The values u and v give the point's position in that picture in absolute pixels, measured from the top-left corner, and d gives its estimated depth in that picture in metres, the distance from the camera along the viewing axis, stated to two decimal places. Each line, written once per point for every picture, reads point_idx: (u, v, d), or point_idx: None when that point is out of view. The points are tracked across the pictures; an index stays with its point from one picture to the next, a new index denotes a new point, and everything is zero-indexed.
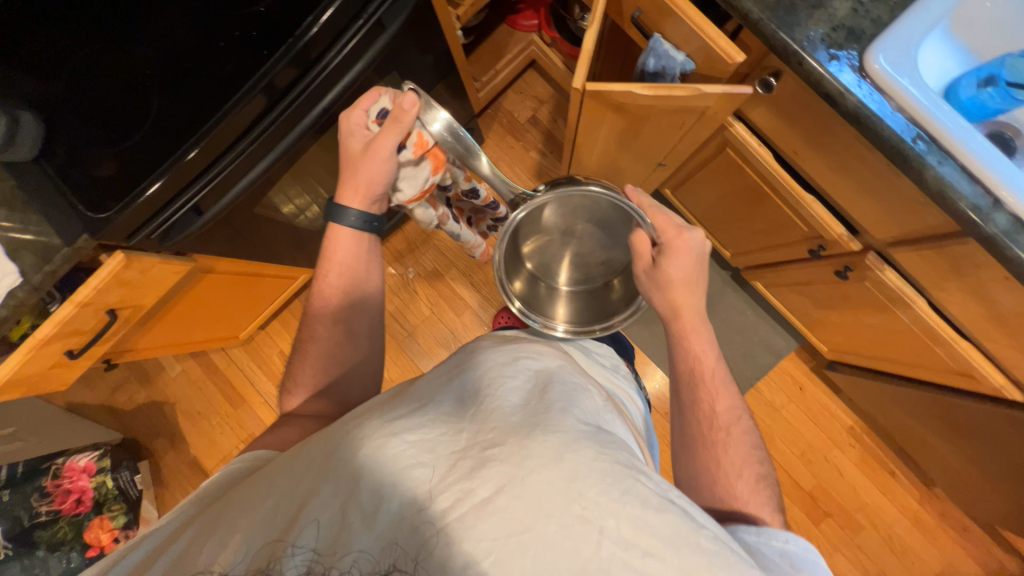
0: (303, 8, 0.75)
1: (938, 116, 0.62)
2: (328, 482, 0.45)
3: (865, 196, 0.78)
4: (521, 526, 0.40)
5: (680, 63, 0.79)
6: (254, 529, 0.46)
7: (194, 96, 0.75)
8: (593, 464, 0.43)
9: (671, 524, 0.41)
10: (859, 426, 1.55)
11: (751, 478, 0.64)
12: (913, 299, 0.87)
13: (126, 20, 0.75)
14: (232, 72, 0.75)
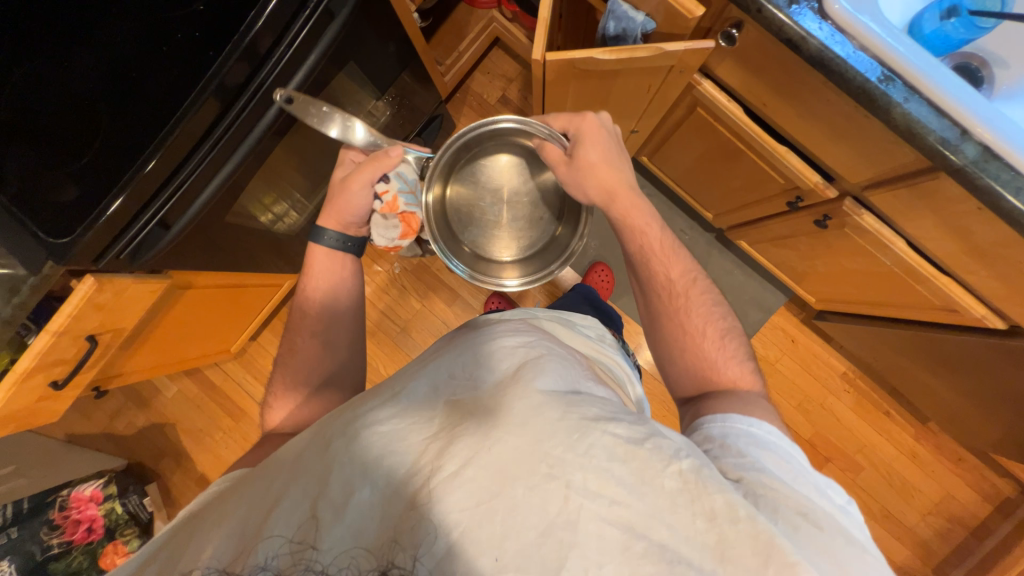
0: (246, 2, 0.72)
1: (901, 52, 0.61)
2: (304, 476, 0.47)
3: (836, 142, 0.78)
4: (492, 492, 0.42)
5: (640, 23, 0.77)
6: (233, 530, 0.47)
7: (143, 107, 0.73)
8: (558, 423, 0.45)
9: (635, 470, 0.44)
10: (852, 371, 1.58)
11: (715, 335, 0.76)
12: (892, 241, 0.87)
13: (61, 34, 0.71)
14: (179, 78, 0.72)
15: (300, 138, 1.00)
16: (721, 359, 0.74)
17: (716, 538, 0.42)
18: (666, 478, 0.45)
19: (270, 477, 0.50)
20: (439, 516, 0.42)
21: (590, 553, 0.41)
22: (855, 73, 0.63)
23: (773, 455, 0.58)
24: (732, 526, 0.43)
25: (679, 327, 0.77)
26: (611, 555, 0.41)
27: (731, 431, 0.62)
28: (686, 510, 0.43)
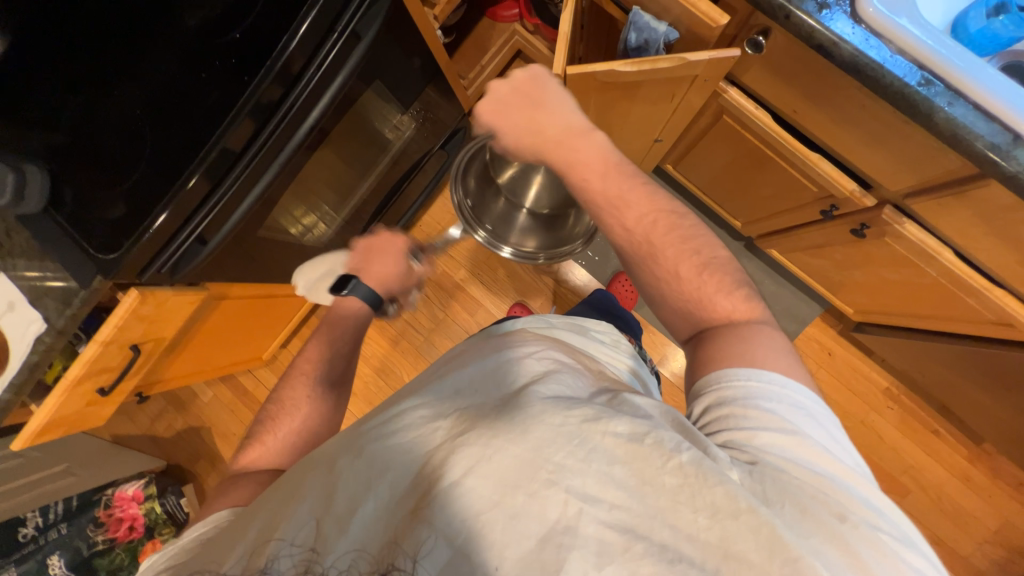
0: (278, 28, 0.75)
1: (943, 54, 0.58)
2: (316, 487, 0.48)
3: (874, 149, 0.74)
4: (489, 498, 0.42)
5: (663, 33, 0.76)
6: (250, 538, 0.48)
7: (184, 131, 0.77)
8: (558, 427, 0.44)
9: (636, 471, 0.43)
10: (896, 387, 1.49)
11: (692, 270, 0.64)
12: (938, 251, 0.82)
13: (113, 66, 0.77)
14: (218, 102, 0.76)
15: (329, 153, 1.03)
16: (711, 293, 0.63)
17: (720, 536, 0.40)
18: (667, 477, 0.43)
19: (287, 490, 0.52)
20: (438, 520, 0.42)
21: (590, 557, 0.39)
22: (892, 77, 0.60)
23: (772, 415, 0.51)
24: (738, 525, 0.41)
25: (666, 279, 0.65)
26: (610, 558, 0.39)
27: (725, 399, 0.54)
28: (689, 512, 0.41)
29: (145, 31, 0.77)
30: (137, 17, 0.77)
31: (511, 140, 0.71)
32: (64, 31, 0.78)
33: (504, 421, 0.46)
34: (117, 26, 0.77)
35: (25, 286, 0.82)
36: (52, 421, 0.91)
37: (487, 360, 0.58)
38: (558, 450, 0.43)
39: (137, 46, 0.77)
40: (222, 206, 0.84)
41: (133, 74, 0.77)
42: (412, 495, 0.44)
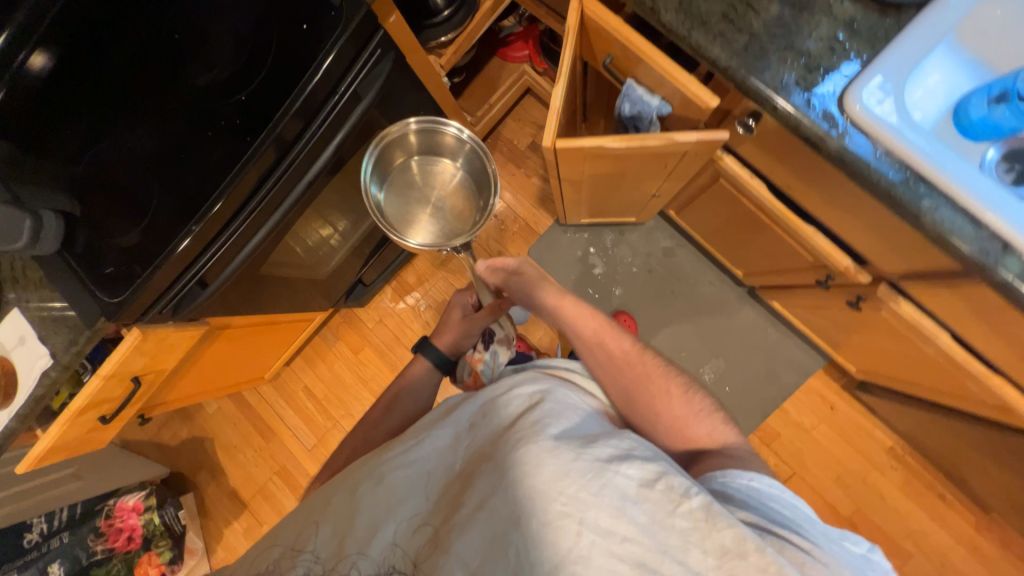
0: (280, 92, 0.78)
1: (930, 157, 0.57)
2: (386, 511, 0.62)
3: (866, 231, 0.73)
4: (513, 521, 0.54)
5: (655, 106, 0.77)
6: (334, 543, 0.62)
7: (188, 186, 0.81)
8: (574, 466, 0.55)
9: (648, 510, 0.54)
10: (901, 446, 1.44)
11: (679, 391, 0.79)
12: (934, 333, 0.80)
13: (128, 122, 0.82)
14: (220, 159, 0.80)
15: (335, 193, 1.05)
16: (695, 416, 0.78)
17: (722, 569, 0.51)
18: (676, 517, 0.53)
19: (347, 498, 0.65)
20: (488, 541, 0.55)
21: None
22: (880, 176, 0.59)
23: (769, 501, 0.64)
24: (728, 556, 0.51)
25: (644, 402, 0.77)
26: None
27: (732, 484, 0.66)
28: (682, 543, 0.52)
29: (155, 86, 0.79)
30: (145, 71, 0.79)
31: (525, 296, 0.91)
32: (72, 79, 0.79)
33: (520, 456, 0.58)
34: (127, 80, 0.79)
35: (37, 322, 0.88)
36: (54, 447, 0.95)
37: (509, 399, 0.67)
38: (566, 484, 0.54)
39: (146, 99, 0.79)
40: (222, 254, 0.88)
41: (146, 127, 0.80)
42: (456, 514, 0.58)
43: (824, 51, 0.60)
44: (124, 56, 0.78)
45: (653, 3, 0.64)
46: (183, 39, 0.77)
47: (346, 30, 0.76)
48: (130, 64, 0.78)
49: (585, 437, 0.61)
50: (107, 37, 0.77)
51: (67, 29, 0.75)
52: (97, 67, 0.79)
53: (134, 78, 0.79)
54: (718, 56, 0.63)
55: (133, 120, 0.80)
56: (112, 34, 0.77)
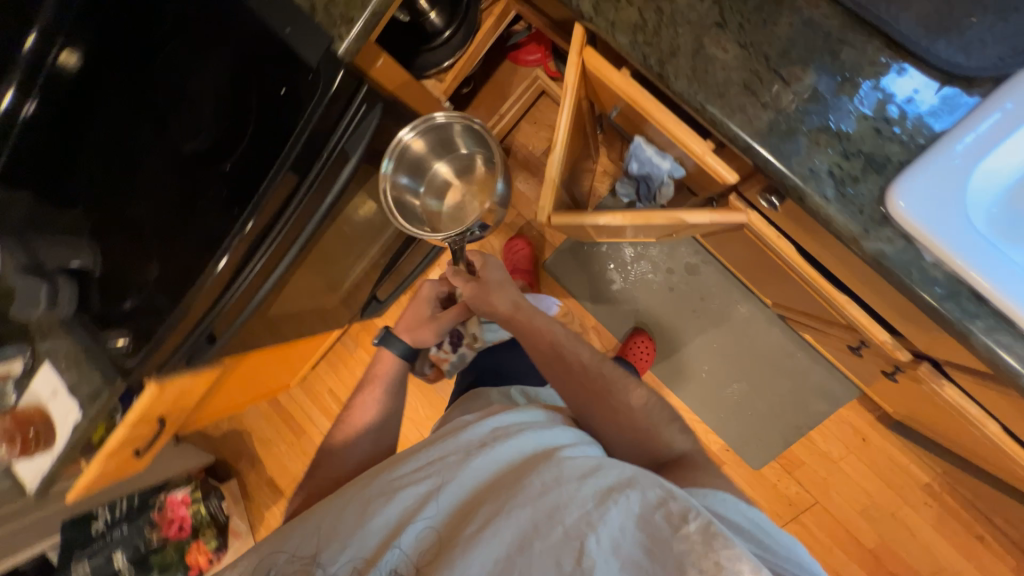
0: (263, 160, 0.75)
1: (988, 274, 0.47)
2: (386, 521, 0.62)
3: (908, 319, 0.63)
4: (523, 543, 0.53)
5: (667, 169, 0.68)
6: (334, 555, 0.61)
7: (178, 257, 0.77)
8: (580, 493, 0.56)
9: (652, 546, 0.51)
10: (938, 483, 1.35)
11: (640, 400, 0.83)
12: (982, 421, 0.71)
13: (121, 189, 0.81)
14: (207, 230, 0.74)
15: (338, 240, 0.97)
16: (658, 424, 0.81)
17: None
18: (673, 541, 0.50)
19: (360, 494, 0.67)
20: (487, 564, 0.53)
21: None
22: (927, 288, 0.49)
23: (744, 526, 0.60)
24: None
25: (613, 423, 0.80)
26: None
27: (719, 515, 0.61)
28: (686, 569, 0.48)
29: (146, 154, 0.78)
30: (141, 138, 0.78)
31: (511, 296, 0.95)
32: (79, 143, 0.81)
33: (536, 482, 0.58)
34: (123, 147, 0.79)
35: (64, 376, 0.92)
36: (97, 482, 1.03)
37: (515, 431, 0.69)
38: (576, 511, 0.54)
39: None
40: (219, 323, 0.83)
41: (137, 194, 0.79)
42: (464, 530, 0.57)
43: (867, 135, 0.50)
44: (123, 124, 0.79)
45: (661, 67, 0.55)
46: (174, 107, 0.76)
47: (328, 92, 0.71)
48: (128, 132, 0.79)
49: (590, 467, 0.61)
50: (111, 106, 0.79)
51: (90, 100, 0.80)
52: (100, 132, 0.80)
53: (131, 146, 0.79)
54: (736, 135, 0.53)
55: (127, 188, 0.79)
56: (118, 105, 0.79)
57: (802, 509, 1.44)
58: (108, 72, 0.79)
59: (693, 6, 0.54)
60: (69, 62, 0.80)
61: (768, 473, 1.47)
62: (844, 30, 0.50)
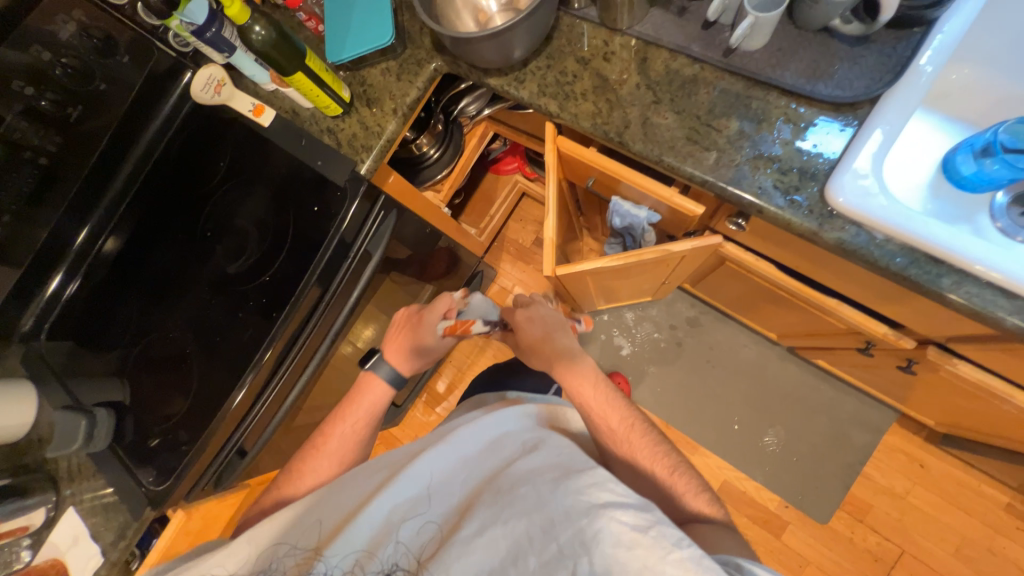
0: (289, 262, 0.85)
1: (936, 239, 0.56)
2: (298, 527, 0.65)
3: (890, 302, 0.70)
4: (549, 527, 0.54)
5: (645, 215, 0.83)
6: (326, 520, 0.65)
7: (225, 360, 0.85)
8: (566, 507, 0.55)
9: (638, 556, 0.50)
10: (1020, 501, 1.24)
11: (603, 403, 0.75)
12: (1005, 390, 0.72)
13: (160, 304, 0.90)
14: (251, 338, 0.84)
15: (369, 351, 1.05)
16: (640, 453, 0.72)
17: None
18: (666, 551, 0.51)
19: (362, 487, 0.68)
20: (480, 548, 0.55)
21: None
22: (900, 265, 0.58)
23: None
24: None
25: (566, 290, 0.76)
26: None
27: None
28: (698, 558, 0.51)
29: (194, 264, 0.90)
30: (184, 262, 0.91)
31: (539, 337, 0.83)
32: (121, 286, 0.92)
33: (585, 482, 0.57)
34: (165, 273, 0.91)
35: (97, 503, 0.93)
36: None
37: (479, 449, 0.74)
38: (620, 512, 0.53)
39: (188, 286, 0.90)
40: (258, 422, 0.88)
41: (177, 314, 0.89)
42: (463, 524, 0.58)
43: (790, 155, 0.63)
44: (169, 256, 0.92)
45: (621, 139, 0.70)
46: (216, 233, 0.90)
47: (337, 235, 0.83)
48: (175, 264, 0.91)
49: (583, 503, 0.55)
50: (156, 242, 0.93)
51: (132, 241, 0.94)
52: (142, 265, 0.93)
53: (173, 270, 0.91)
54: (692, 173, 0.66)
55: (167, 310, 0.89)
56: (162, 241, 0.93)
57: (890, 563, 1.29)
58: (150, 223, 0.94)
59: (633, 93, 0.71)
60: (122, 240, 0.95)
61: (838, 525, 1.34)
62: (749, 89, 0.66)
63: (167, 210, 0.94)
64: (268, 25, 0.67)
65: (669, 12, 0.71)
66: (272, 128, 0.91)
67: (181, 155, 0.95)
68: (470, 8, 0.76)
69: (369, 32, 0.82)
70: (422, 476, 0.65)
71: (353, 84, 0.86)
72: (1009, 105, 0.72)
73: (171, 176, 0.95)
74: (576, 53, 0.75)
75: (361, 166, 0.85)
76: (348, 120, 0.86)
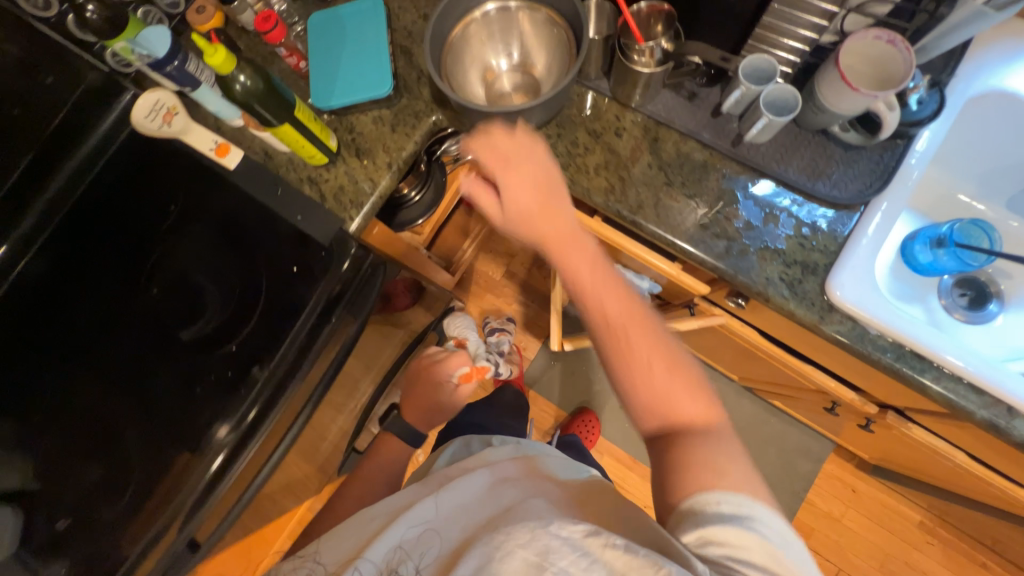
0: (258, 328, 0.74)
1: (922, 338, 0.61)
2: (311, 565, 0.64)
3: (865, 377, 0.77)
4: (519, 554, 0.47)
5: (648, 286, 0.89)
6: (336, 555, 0.64)
7: (175, 445, 0.71)
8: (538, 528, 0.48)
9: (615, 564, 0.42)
10: (930, 518, 1.42)
11: None
12: (949, 451, 0.82)
13: (86, 376, 0.74)
14: (209, 418, 0.71)
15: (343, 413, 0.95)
16: None
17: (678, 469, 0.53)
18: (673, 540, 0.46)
19: (372, 521, 0.67)
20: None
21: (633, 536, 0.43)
22: (889, 359, 0.63)
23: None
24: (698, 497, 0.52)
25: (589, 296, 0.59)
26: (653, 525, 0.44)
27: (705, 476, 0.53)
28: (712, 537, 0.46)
29: (137, 325, 0.76)
30: (123, 322, 0.75)
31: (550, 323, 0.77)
32: (29, 354, 0.74)
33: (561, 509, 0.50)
34: (93, 334, 0.75)
35: None
36: None
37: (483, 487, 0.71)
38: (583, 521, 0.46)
39: (127, 353, 0.74)
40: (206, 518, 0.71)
41: (108, 388, 0.73)
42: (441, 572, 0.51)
43: (793, 249, 0.66)
44: (102, 315, 0.77)
45: (635, 218, 0.70)
46: (168, 289, 0.76)
47: (321, 299, 0.74)
48: (110, 327, 0.76)
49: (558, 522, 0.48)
50: (85, 299, 0.76)
51: (47, 296, 0.77)
52: (61, 325, 0.75)
53: (106, 331, 0.75)
54: (703, 258, 0.68)
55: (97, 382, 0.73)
56: (92, 299, 0.77)
57: None
58: (76, 275, 0.77)
59: (645, 172, 0.71)
60: (33, 294, 0.77)
61: None
62: (754, 180, 0.69)
63: (100, 258, 0.78)
64: (253, 74, 0.60)
65: (679, 93, 0.72)
66: (242, 171, 0.80)
67: (118, 194, 0.80)
68: (478, 67, 0.73)
69: (362, 80, 0.75)
70: (423, 511, 0.63)
71: (339, 131, 0.78)
72: (950, 201, 0.83)
73: (105, 218, 0.79)
74: (588, 126, 0.74)
75: (350, 223, 0.77)
76: (333, 170, 0.78)
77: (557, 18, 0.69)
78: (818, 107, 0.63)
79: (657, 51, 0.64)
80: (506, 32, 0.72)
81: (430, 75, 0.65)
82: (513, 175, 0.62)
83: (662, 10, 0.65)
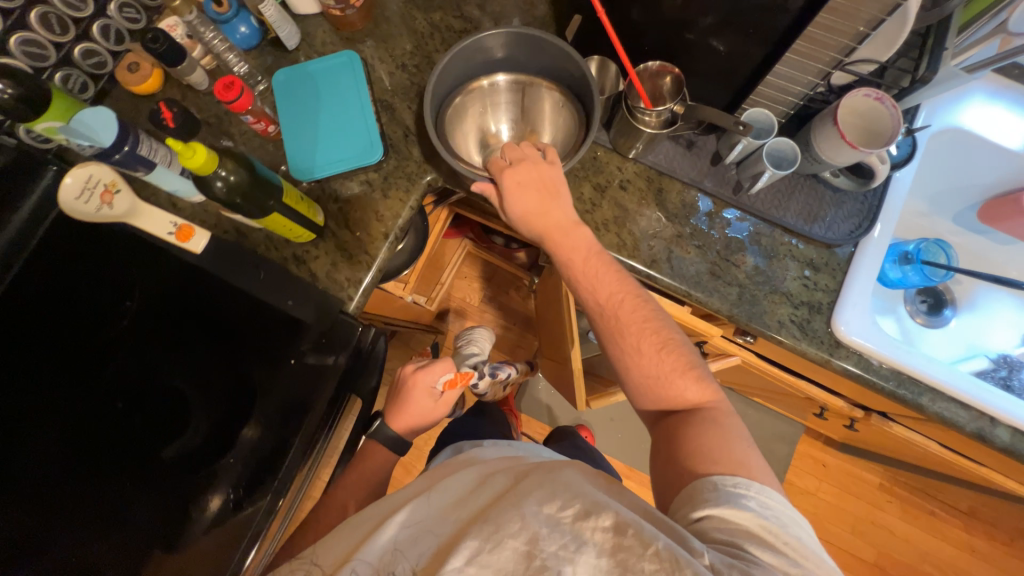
0: (257, 432, 0.64)
1: (918, 365, 0.67)
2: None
3: (857, 391, 0.83)
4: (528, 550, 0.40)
5: None
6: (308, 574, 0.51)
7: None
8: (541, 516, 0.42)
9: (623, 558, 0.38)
10: (887, 480, 1.60)
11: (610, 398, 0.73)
12: (926, 443, 0.91)
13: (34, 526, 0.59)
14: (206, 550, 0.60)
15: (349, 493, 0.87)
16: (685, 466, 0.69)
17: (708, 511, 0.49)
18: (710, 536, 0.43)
19: (355, 530, 0.55)
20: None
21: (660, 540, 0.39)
22: (891, 387, 0.68)
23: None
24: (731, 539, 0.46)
25: (656, 377, 0.58)
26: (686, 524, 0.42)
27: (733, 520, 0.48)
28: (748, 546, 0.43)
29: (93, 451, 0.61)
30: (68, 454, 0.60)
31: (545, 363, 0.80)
32: None
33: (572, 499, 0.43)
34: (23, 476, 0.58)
35: None
36: None
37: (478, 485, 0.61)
38: (598, 515, 0.41)
39: (79, 491, 0.60)
40: None
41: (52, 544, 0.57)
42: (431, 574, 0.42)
43: (800, 290, 0.70)
44: (39, 449, 0.60)
45: (649, 273, 0.70)
46: (138, 404, 0.64)
47: (327, 394, 0.65)
48: (49, 460, 0.60)
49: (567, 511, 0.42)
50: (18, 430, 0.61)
51: None
52: None
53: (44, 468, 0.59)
54: (719, 307, 0.69)
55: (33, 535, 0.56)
56: (26, 427, 0.60)
57: None
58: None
59: (655, 225, 0.71)
60: None
61: None
62: (758, 226, 0.71)
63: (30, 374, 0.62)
64: (236, 165, 0.52)
65: (679, 143, 0.73)
66: (212, 256, 0.70)
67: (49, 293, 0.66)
68: (477, 133, 0.74)
69: (351, 146, 0.70)
70: (414, 513, 0.52)
71: (324, 202, 0.71)
72: (907, 219, 0.92)
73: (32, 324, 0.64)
74: (592, 180, 0.72)
75: (349, 303, 0.71)
76: (322, 246, 0.72)
77: (566, 94, 0.70)
78: (815, 159, 0.66)
79: (666, 113, 0.63)
80: (506, 100, 0.74)
81: (434, 144, 0.62)
82: (565, 234, 0.62)
83: (673, 72, 0.66)
